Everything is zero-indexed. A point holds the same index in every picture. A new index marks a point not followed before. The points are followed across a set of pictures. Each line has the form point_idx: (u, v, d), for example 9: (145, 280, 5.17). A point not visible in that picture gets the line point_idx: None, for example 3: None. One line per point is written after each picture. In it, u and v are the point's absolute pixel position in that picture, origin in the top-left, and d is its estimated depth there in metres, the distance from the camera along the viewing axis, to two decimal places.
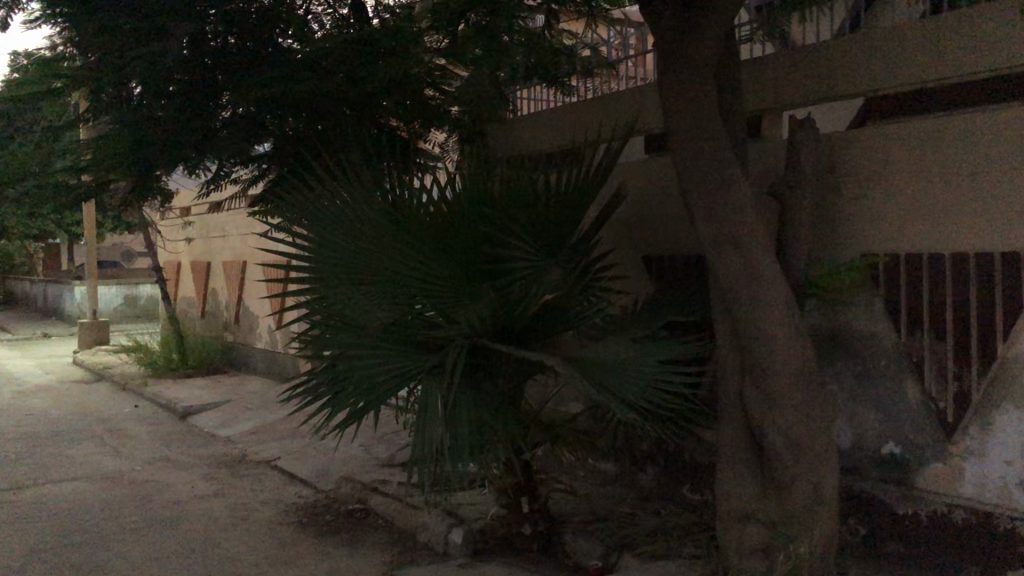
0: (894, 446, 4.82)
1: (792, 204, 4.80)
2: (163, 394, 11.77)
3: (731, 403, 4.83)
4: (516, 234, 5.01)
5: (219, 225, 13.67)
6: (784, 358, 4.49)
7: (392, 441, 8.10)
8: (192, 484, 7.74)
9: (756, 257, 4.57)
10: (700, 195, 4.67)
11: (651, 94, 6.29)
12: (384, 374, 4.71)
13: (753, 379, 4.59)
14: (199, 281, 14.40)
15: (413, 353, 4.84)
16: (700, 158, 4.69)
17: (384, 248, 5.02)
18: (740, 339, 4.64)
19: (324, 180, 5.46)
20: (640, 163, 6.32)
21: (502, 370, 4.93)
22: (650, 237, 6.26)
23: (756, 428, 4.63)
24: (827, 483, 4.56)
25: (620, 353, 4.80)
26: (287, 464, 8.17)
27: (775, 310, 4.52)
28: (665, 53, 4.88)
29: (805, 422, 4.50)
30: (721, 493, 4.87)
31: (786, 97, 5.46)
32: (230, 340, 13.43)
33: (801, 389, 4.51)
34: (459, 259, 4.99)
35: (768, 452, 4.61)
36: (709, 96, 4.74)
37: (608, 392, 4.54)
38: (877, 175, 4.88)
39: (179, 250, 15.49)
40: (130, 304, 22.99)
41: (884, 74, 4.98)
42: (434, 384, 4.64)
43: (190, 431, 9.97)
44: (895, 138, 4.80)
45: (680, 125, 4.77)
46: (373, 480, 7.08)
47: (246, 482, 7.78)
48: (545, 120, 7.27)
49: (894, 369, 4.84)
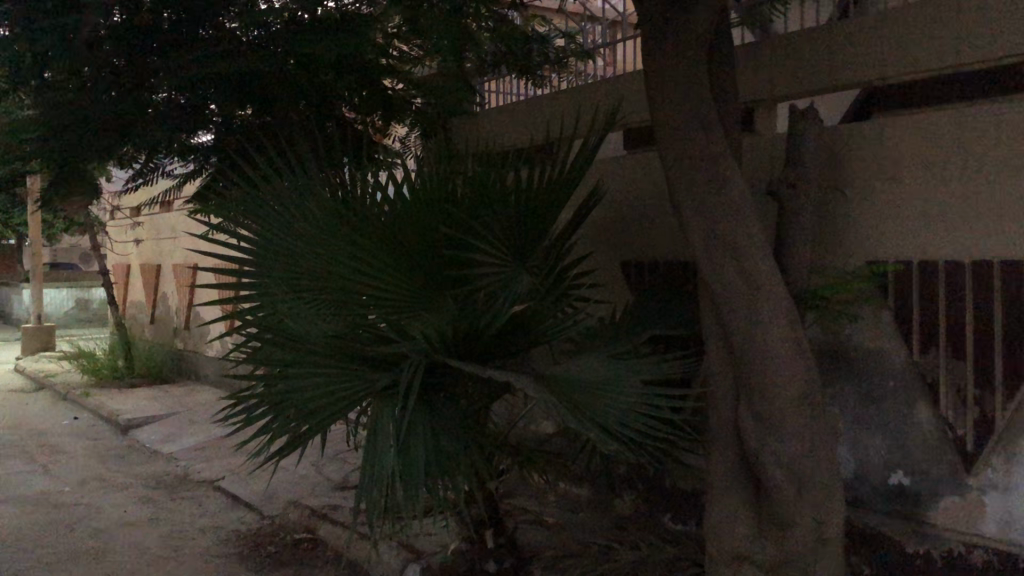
0: (903, 477, 4.31)
1: (792, 205, 4.27)
2: (105, 405, 11.03)
3: (722, 428, 4.26)
4: (481, 235, 4.39)
5: (169, 225, 12.96)
6: (784, 379, 3.94)
7: (346, 461, 7.49)
8: (124, 508, 7.06)
9: (754, 263, 4.02)
10: (690, 192, 4.12)
11: (633, 83, 5.72)
12: (328, 394, 4.01)
13: (750, 403, 4.04)
14: (149, 285, 13.66)
15: (363, 372, 4.16)
16: (690, 152, 4.13)
17: (333, 253, 4.40)
18: (734, 356, 4.08)
19: (269, 176, 4.84)
20: (621, 160, 5.77)
21: (464, 392, 4.33)
22: (632, 241, 5.70)
23: (752, 458, 4.07)
24: (831, 521, 4.01)
25: (598, 372, 4.22)
26: (231, 485, 7.52)
27: (775, 323, 3.98)
28: (651, 33, 4.33)
29: (808, 451, 3.95)
30: (709, 531, 4.32)
31: (782, 88, 4.92)
32: (179, 347, 12.73)
33: (804, 414, 3.96)
34: (416, 264, 4.38)
35: (766, 484, 4.06)
36: (701, 81, 4.20)
37: (583, 415, 3.95)
38: (888, 173, 4.36)
39: (128, 251, 14.71)
40: (81, 308, 22.10)
41: (896, 60, 4.44)
42: (384, 409, 4.01)
43: (130, 447, 9.27)
44: (908, 131, 4.28)
45: (668, 113, 4.21)
46: (323, 506, 6.46)
47: (184, 506, 7.13)
48: (516, 112, 6.69)
49: (904, 390, 4.32)
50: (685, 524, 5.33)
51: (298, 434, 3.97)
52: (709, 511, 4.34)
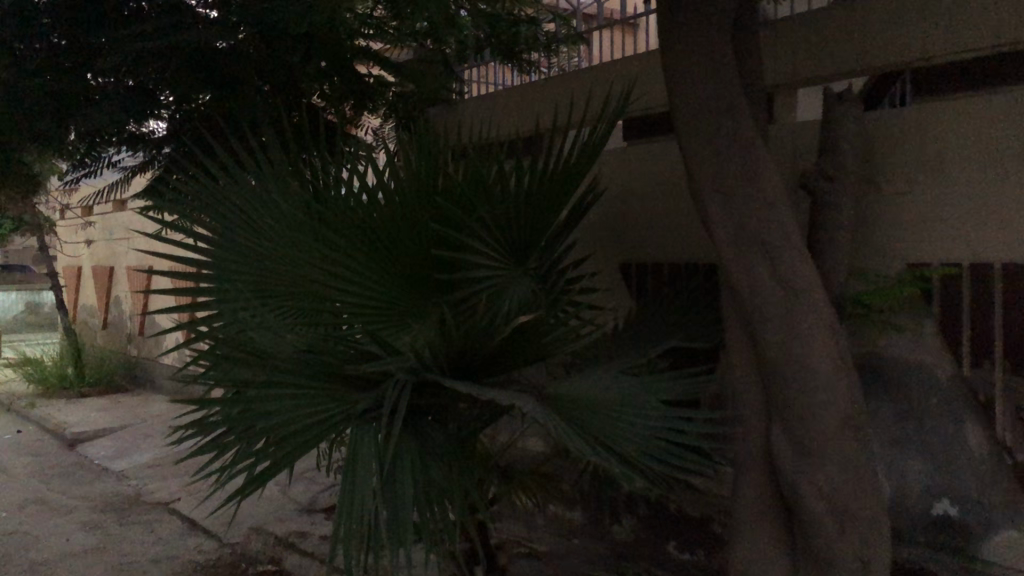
0: (949, 507, 3.76)
1: (830, 199, 3.80)
2: (51, 417, 10.30)
3: (751, 453, 3.72)
4: (474, 233, 3.84)
5: (123, 225, 12.27)
6: (826, 399, 3.43)
7: (314, 479, 6.91)
8: (68, 535, 6.41)
9: (791, 265, 3.51)
10: (717, 185, 3.58)
11: (643, 66, 5.22)
12: (297, 418, 3.37)
13: (784, 425, 3.52)
14: (101, 288, 12.91)
15: (340, 392, 3.52)
16: (718, 139, 3.60)
17: (302, 252, 3.81)
18: (766, 372, 3.56)
19: (231, 167, 4.26)
20: (621, 152, 5.31)
21: (456, 413, 3.75)
22: (632, 239, 5.25)
23: (788, 487, 3.55)
24: (878, 562, 3.49)
25: (610, 389, 3.66)
26: (187, 506, 6.90)
27: (816, 333, 3.47)
28: (671, 1, 3.81)
29: (852, 480, 3.43)
30: (735, 571, 3.78)
31: (811, 70, 4.42)
32: (134, 354, 12.04)
33: (848, 438, 3.44)
34: (400, 265, 3.80)
35: (803, 519, 3.53)
36: (729, 55, 3.67)
37: (596, 440, 3.39)
38: (935, 166, 3.92)
39: (80, 253, 13.94)
40: (31, 311, 21.16)
41: (939, 39, 3.96)
42: (363, 436, 3.39)
43: (77, 464, 8.59)
44: (960, 118, 3.85)
45: (690, 94, 3.69)
46: (288, 533, 5.88)
47: (134, 532, 6.47)
48: (503, 101, 6.22)
49: (951, 407, 3.84)
50: (693, 554, 4.81)
51: (263, 467, 3.31)
52: (734, 547, 3.81)
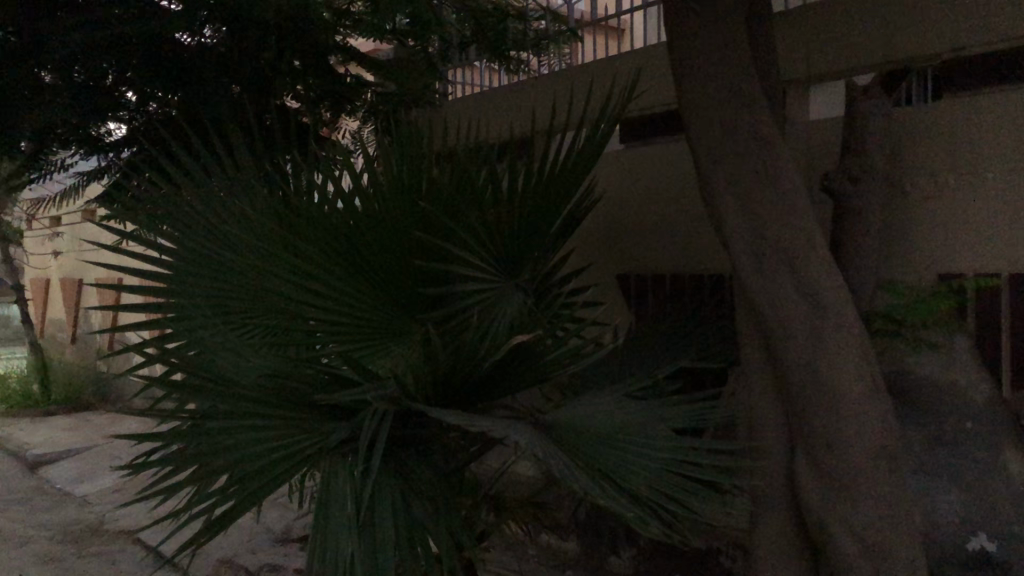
0: (988, 542, 3.39)
1: (857, 203, 3.45)
2: (13, 437, 9.79)
3: (773, 487, 3.33)
4: (462, 243, 3.44)
5: (92, 235, 11.81)
6: (859, 427, 3.04)
7: (288, 506, 6.47)
8: (21, 570, 5.94)
9: (817, 278, 3.14)
10: (733, 187, 3.21)
11: (646, 61, 4.87)
12: (262, 453, 2.95)
13: (812, 456, 3.13)
14: (69, 302, 12.42)
15: (312, 423, 3.11)
16: (733, 137, 3.23)
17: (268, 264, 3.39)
18: (791, 397, 3.18)
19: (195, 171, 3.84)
20: (620, 155, 4.95)
21: (442, 443, 3.34)
22: (633, 248, 4.90)
23: (817, 526, 3.15)
24: None
25: (615, 417, 3.28)
26: (153, 536, 6.45)
27: (847, 354, 3.09)
28: None
29: (888, 517, 3.04)
30: None
31: (830, 62, 4.06)
32: (103, 371, 11.55)
33: (885, 470, 3.05)
34: (379, 282, 3.39)
35: (834, 559, 3.13)
36: (745, 44, 3.31)
37: (600, 475, 2.98)
38: (967, 166, 3.62)
39: (48, 265, 13.44)
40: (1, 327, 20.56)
41: (973, 28, 3.61)
42: (336, 471, 2.99)
43: (37, 490, 8.11)
44: (996, 115, 3.52)
45: (701, 86, 3.32)
46: (261, 567, 5.44)
47: (94, 566, 6.01)
48: (492, 103, 5.87)
49: (988, 431, 3.48)
50: None
51: (222, 510, 2.89)
52: None
